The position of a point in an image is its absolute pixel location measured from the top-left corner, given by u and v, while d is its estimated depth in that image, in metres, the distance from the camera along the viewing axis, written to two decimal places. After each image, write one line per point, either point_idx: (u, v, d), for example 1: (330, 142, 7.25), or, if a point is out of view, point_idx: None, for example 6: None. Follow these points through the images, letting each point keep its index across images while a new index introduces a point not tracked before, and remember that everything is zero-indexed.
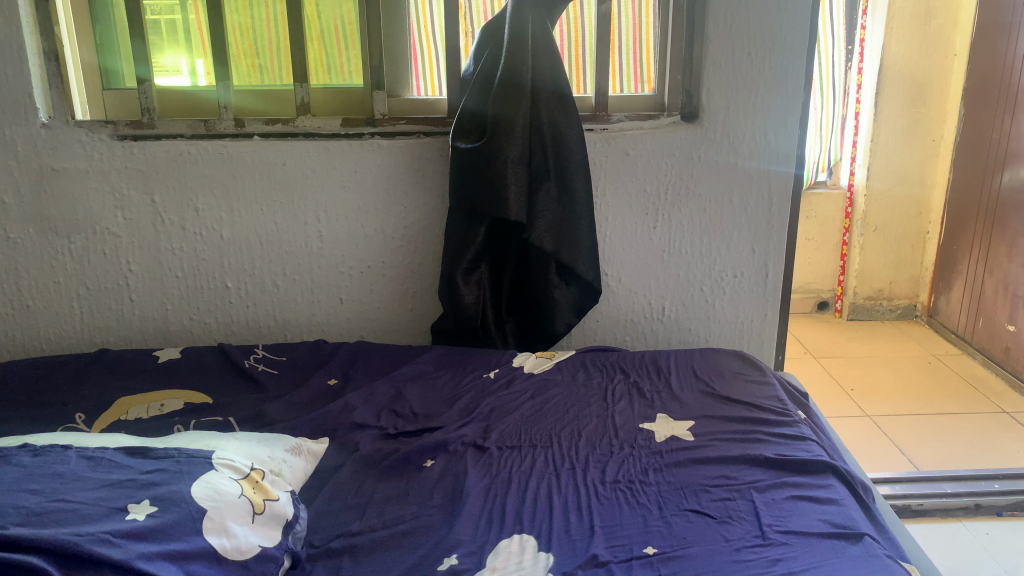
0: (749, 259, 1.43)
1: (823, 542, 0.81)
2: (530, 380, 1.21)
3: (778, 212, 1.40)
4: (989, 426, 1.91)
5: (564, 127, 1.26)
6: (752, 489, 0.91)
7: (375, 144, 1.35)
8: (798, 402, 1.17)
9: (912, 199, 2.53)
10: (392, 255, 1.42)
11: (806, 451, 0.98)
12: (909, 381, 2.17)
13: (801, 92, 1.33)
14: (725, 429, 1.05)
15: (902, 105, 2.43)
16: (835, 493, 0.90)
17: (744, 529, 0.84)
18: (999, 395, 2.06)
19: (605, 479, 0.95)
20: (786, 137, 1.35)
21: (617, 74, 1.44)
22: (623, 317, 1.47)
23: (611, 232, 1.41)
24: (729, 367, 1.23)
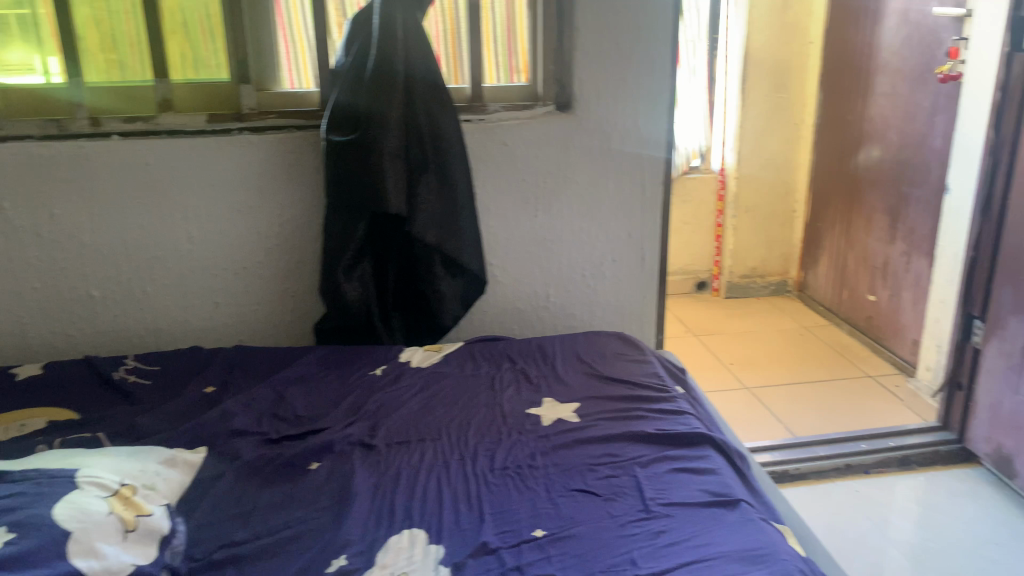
0: (627, 243, 1.47)
1: (702, 511, 0.85)
2: (417, 374, 1.20)
3: (652, 195, 1.44)
4: (856, 390, 2.03)
5: (440, 119, 1.26)
6: (635, 465, 0.94)
7: (245, 140, 1.31)
8: (677, 378, 1.21)
9: (779, 180, 2.66)
10: (269, 255, 1.38)
11: (684, 424, 1.02)
12: (784, 353, 2.28)
13: (668, 80, 1.38)
14: (609, 408, 1.07)
15: (765, 91, 2.55)
16: (712, 463, 0.94)
17: (628, 505, 0.86)
18: (864, 360, 2.21)
19: (494, 466, 0.96)
20: (655, 123, 1.40)
21: (493, 65, 1.41)
22: (509, 307, 1.47)
23: (492, 222, 1.41)
24: (610, 348, 1.26)
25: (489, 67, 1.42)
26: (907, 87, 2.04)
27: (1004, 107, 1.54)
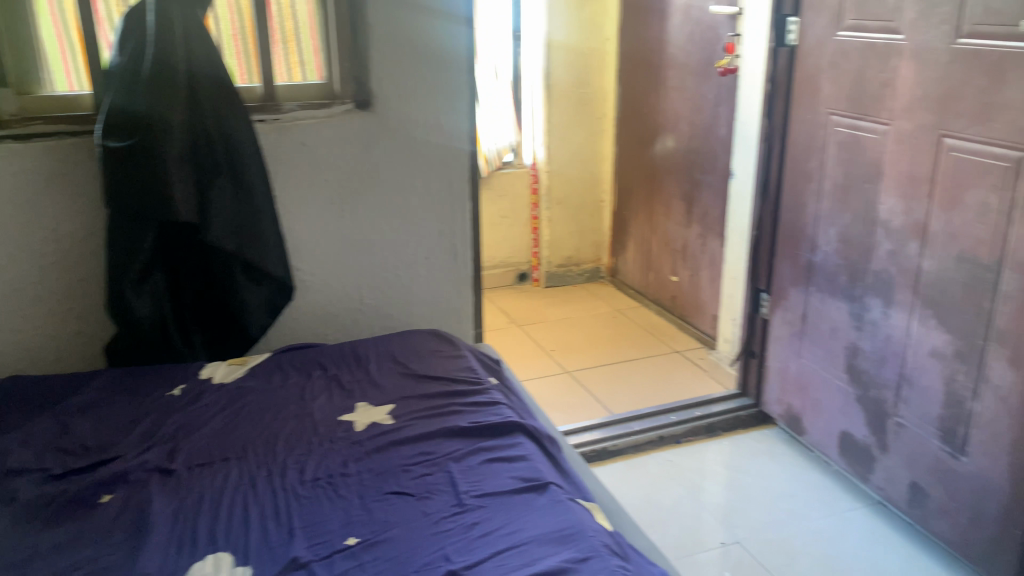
0: (437, 240, 1.47)
1: (514, 498, 0.86)
2: (220, 391, 1.13)
3: (458, 191, 1.45)
4: (666, 366, 2.16)
5: (229, 121, 1.20)
6: (448, 460, 0.94)
7: (7, 149, 1.18)
8: (492, 369, 1.23)
9: (587, 172, 2.77)
10: (45, 274, 1.26)
11: (497, 414, 1.03)
12: (600, 336, 2.38)
13: (466, 76, 1.39)
14: (423, 406, 1.07)
15: (569, 86, 2.64)
16: (523, 450, 0.96)
17: (442, 501, 0.86)
18: (672, 337, 2.36)
19: (304, 479, 0.93)
20: (456, 120, 1.41)
21: (298, 63, 1.36)
22: (321, 312, 1.43)
23: (296, 225, 1.36)
24: (424, 346, 1.25)
25: (293, 66, 1.35)
26: (693, 80, 2.19)
27: (773, 97, 1.68)
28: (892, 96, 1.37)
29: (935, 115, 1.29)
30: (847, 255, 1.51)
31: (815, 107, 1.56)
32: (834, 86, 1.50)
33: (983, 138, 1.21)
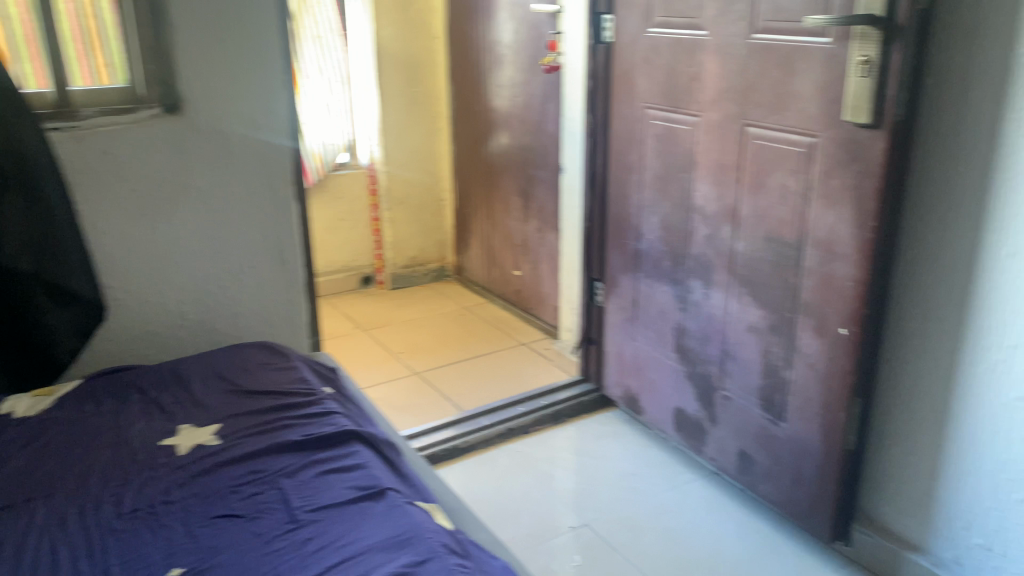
0: (264, 248, 1.41)
1: (350, 508, 0.84)
2: (23, 426, 1.03)
3: (283, 196, 1.40)
4: (514, 359, 2.19)
5: (15, 131, 1.10)
6: (280, 476, 0.90)
7: None
8: (327, 378, 1.20)
9: (426, 171, 2.76)
10: None
11: (331, 424, 1.01)
12: (448, 334, 2.38)
13: (283, 78, 1.35)
14: (252, 423, 1.02)
15: (401, 86, 2.62)
16: (359, 458, 0.94)
17: (274, 519, 0.83)
18: (519, 330, 2.39)
19: (122, 512, 0.86)
20: (276, 123, 1.36)
21: (102, 66, 1.24)
22: (139, 331, 1.34)
23: (104, 240, 1.26)
24: (254, 360, 1.20)
25: (97, 68, 1.24)
26: (521, 77, 2.23)
27: (595, 92, 1.73)
28: (700, 89, 1.45)
29: (738, 106, 1.37)
30: (670, 241, 1.59)
31: (633, 101, 1.62)
32: (648, 81, 1.56)
33: (779, 126, 1.30)
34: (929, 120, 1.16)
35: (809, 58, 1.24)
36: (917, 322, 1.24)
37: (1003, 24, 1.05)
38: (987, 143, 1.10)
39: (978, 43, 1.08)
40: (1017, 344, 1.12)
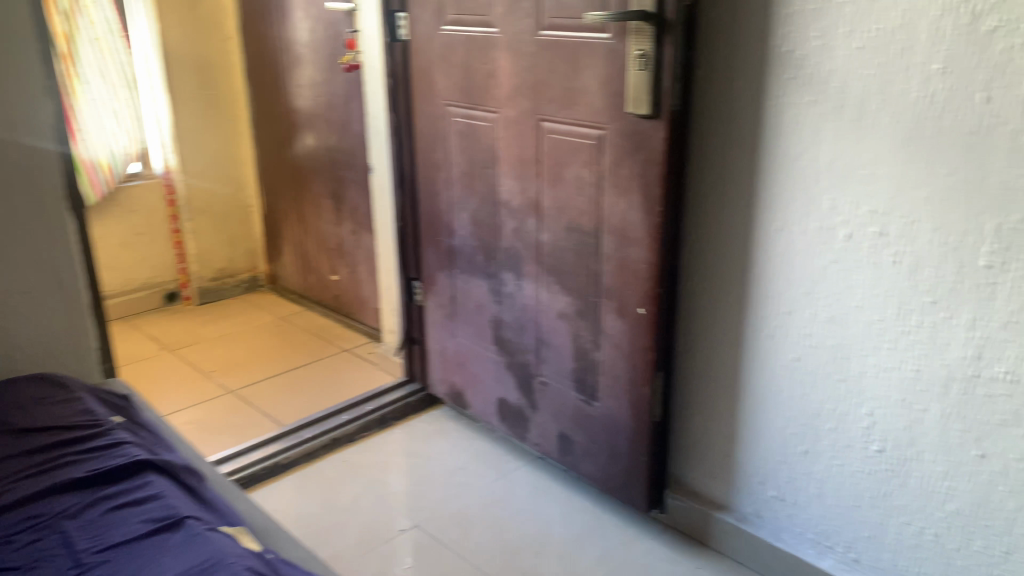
0: (37, 270, 1.29)
1: (144, 543, 0.79)
2: None
3: (55, 213, 1.29)
4: (335, 366, 2.14)
5: None
6: (62, 519, 0.83)
7: None
8: (116, 406, 1.11)
9: (229, 178, 2.63)
10: None
11: (121, 456, 0.93)
12: (264, 347, 2.29)
13: (43, 83, 1.24)
14: (28, 464, 0.93)
15: (193, 90, 2.48)
16: (154, 488, 0.88)
17: (55, 567, 0.76)
18: (339, 336, 2.34)
19: None
20: (39, 132, 1.25)
21: None
22: None
23: None
24: (29, 394, 1.09)
25: None
26: (322, 78, 2.17)
27: (395, 91, 1.72)
28: (495, 85, 1.47)
29: (532, 101, 1.41)
30: (479, 236, 1.61)
31: (433, 99, 1.62)
32: (447, 78, 1.57)
33: (570, 119, 1.35)
34: (702, 109, 1.25)
35: (592, 54, 1.28)
36: (707, 297, 1.33)
37: (758, 18, 1.14)
38: (752, 128, 1.20)
39: (738, 37, 1.17)
40: (790, 310, 1.23)
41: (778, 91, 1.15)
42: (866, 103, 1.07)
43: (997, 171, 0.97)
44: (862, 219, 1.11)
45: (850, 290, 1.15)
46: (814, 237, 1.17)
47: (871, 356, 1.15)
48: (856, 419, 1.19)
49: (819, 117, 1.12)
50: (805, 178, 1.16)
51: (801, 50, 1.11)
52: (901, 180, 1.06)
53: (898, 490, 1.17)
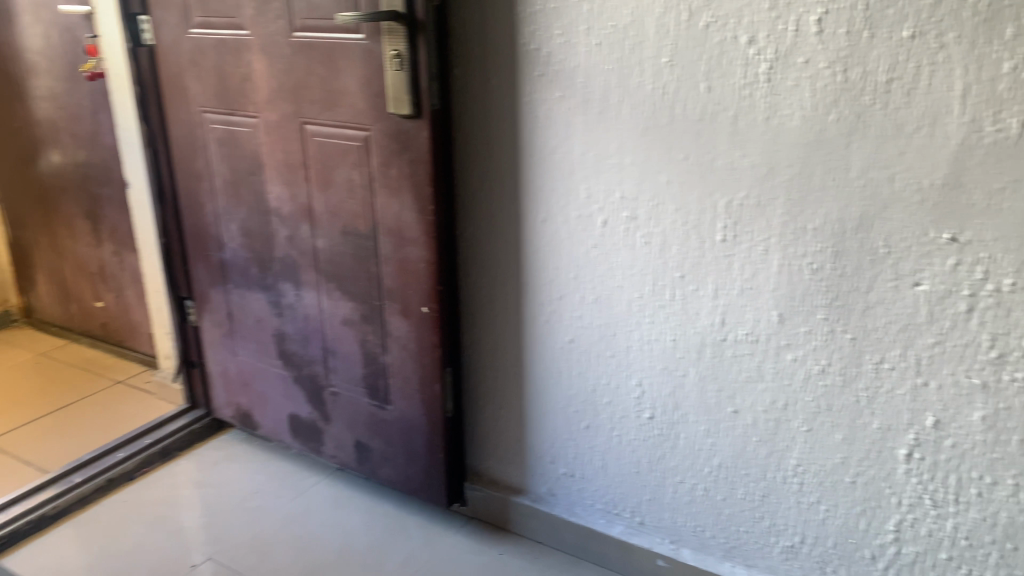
0: None
1: None
2: None
3: None
4: (107, 401, 1.96)
5: None
6: None
7: None
8: None
9: None
10: None
11: None
12: (22, 389, 2.05)
13: None
14: None
15: None
16: None
17: None
18: (111, 368, 2.15)
19: None
20: None
21: None
22: None
23: None
24: None
25: None
26: (62, 88, 1.98)
27: (144, 100, 1.60)
28: (253, 90, 1.41)
29: (292, 105, 1.36)
30: (252, 248, 1.54)
31: (187, 106, 1.53)
32: (200, 84, 1.49)
33: (333, 122, 1.32)
34: (461, 107, 1.26)
35: (348, 55, 1.26)
36: (484, 291, 1.36)
37: (504, 17, 1.18)
38: (510, 124, 1.23)
39: (488, 36, 1.20)
40: (562, 296, 1.28)
41: (529, 87, 1.19)
42: (608, 96, 1.13)
43: (723, 154, 1.07)
44: (615, 206, 1.18)
45: (611, 272, 1.22)
46: (575, 225, 1.23)
47: (635, 332, 1.23)
48: (628, 392, 1.27)
49: (569, 111, 1.17)
50: (562, 169, 1.21)
51: (547, 48, 1.16)
52: (645, 166, 1.13)
53: (670, 451, 1.27)
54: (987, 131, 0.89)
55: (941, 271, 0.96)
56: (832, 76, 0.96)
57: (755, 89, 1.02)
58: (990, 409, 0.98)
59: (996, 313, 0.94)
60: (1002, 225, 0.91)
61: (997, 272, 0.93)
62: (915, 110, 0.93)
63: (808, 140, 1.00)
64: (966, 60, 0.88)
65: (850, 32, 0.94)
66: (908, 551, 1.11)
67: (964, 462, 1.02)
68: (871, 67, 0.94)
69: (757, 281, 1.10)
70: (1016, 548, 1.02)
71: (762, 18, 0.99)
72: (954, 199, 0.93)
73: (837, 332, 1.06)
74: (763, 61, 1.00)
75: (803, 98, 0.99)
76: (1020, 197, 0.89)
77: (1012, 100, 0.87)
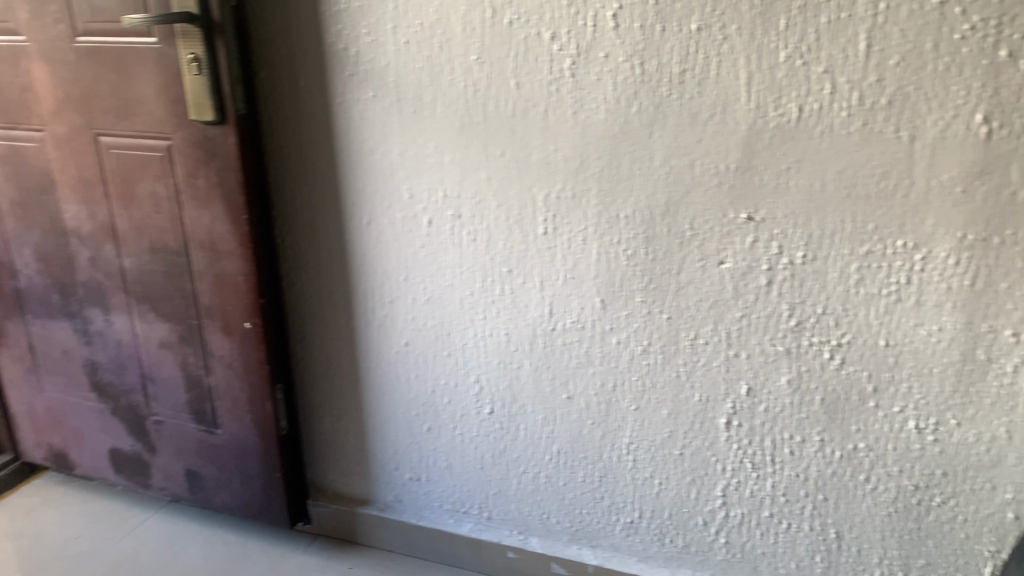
0: None
1: None
2: None
3: None
4: None
5: None
6: None
7: None
8: None
9: None
10: None
11: None
12: None
13: None
14: None
15: None
16: None
17: None
18: None
19: None
20: None
21: None
22: None
23: None
24: None
25: None
26: None
27: None
28: (35, 101, 1.29)
29: (82, 115, 1.26)
30: (50, 273, 1.41)
31: None
32: None
33: (129, 133, 1.23)
34: (271, 110, 1.21)
35: (140, 60, 1.17)
36: (312, 300, 1.32)
37: (308, 17, 1.13)
38: (323, 127, 1.19)
39: (293, 36, 1.15)
40: (392, 300, 1.26)
41: (341, 88, 1.16)
42: (421, 95, 1.12)
43: (538, 148, 1.08)
44: (438, 204, 1.17)
45: (440, 271, 1.21)
46: (400, 226, 1.21)
47: (468, 329, 1.23)
48: (466, 389, 1.27)
49: (383, 111, 1.15)
50: (382, 170, 1.19)
51: (355, 47, 1.13)
52: (463, 164, 1.13)
53: (512, 444, 1.28)
54: (771, 116, 0.96)
55: (742, 248, 1.03)
56: (631, 69, 1.00)
57: (561, 84, 1.04)
58: (794, 373, 1.06)
59: (791, 284, 1.02)
60: (790, 202, 0.98)
61: (790, 246, 1.00)
62: (708, 99, 0.98)
63: (614, 132, 1.04)
64: (748, 51, 0.94)
65: (645, 26, 0.98)
66: (734, 513, 1.18)
67: (776, 423, 1.10)
68: (665, 60, 0.98)
69: (579, 270, 1.13)
70: (826, 498, 1.11)
71: (562, 14, 1.01)
72: (748, 181, 0.99)
73: (656, 313, 1.11)
74: (567, 57, 1.03)
75: (607, 91, 1.02)
76: (803, 176, 0.97)
77: (790, 87, 0.94)
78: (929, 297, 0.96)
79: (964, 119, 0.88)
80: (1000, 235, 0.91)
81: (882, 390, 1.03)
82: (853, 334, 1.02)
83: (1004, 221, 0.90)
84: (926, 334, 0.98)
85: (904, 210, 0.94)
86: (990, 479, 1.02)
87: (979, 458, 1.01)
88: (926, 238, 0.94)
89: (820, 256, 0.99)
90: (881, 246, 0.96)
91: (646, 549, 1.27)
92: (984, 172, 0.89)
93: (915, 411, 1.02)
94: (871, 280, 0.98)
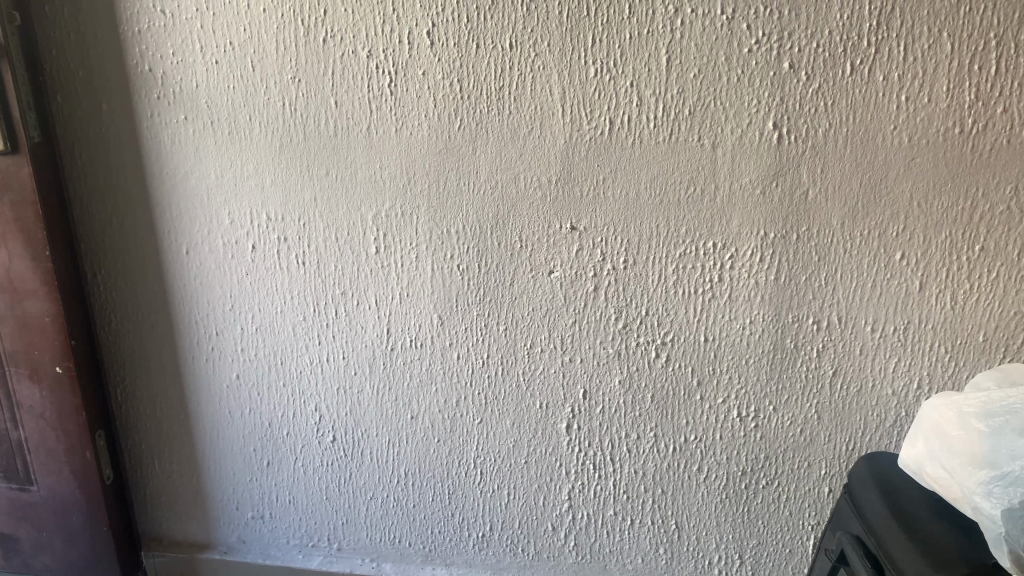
0: None
1: None
2: None
3: None
4: None
5: None
6: None
7: None
8: None
9: None
10: None
11: None
12: None
13: None
14: None
15: None
16: None
17: None
18: None
19: None
20: None
21: None
22: None
23: None
24: None
25: None
26: None
27: None
28: None
29: None
30: None
31: None
32: None
33: None
34: (72, 136, 1.13)
35: None
36: (132, 337, 1.24)
37: (106, 36, 1.06)
38: (131, 153, 1.12)
39: (90, 57, 1.08)
40: (220, 331, 1.21)
41: (148, 111, 1.10)
42: (236, 116, 1.08)
43: (362, 167, 1.07)
44: (263, 228, 1.13)
45: (269, 298, 1.17)
46: (223, 254, 1.16)
47: (303, 356, 1.19)
48: (305, 418, 1.23)
49: (196, 134, 1.10)
50: (199, 196, 1.13)
51: (161, 68, 1.07)
52: (286, 185, 1.10)
53: (357, 471, 1.25)
54: (586, 129, 0.99)
55: (568, 258, 1.06)
56: (449, 85, 1.01)
57: (382, 101, 1.03)
58: (625, 373, 1.11)
59: (617, 288, 1.06)
60: (609, 211, 1.02)
61: (612, 253, 1.04)
62: (526, 114, 1.00)
63: (438, 149, 1.04)
64: (561, 66, 0.97)
65: (459, 43, 0.98)
66: (581, 516, 1.21)
67: (613, 424, 1.14)
68: (481, 77, 0.99)
69: (413, 287, 1.12)
70: (664, 492, 1.17)
71: (377, 32, 1.00)
72: (569, 192, 1.02)
73: (492, 326, 1.12)
74: (386, 75, 1.02)
75: (428, 108, 1.02)
76: (619, 185, 1.01)
77: (602, 100, 0.98)
78: (739, 293, 1.03)
79: (758, 125, 0.95)
80: (796, 231, 0.98)
81: (706, 383, 1.09)
82: (675, 333, 1.07)
83: (799, 219, 0.98)
84: (740, 328, 1.05)
85: (711, 213, 1.00)
86: (805, 458, 1.10)
87: (795, 438, 1.09)
88: (733, 238, 1.00)
89: (640, 260, 1.04)
90: (694, 248, 1.02)
91: (499, 561, 1.28)
92: (779, 174, 0.96)
93: (736, 401, 1.09)
94: (688, 280, 1.04)
